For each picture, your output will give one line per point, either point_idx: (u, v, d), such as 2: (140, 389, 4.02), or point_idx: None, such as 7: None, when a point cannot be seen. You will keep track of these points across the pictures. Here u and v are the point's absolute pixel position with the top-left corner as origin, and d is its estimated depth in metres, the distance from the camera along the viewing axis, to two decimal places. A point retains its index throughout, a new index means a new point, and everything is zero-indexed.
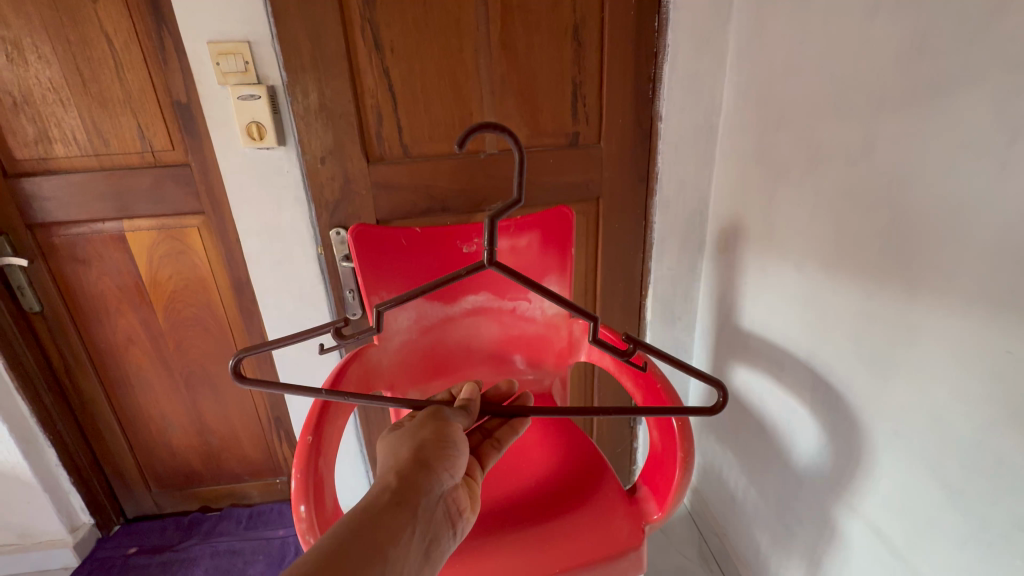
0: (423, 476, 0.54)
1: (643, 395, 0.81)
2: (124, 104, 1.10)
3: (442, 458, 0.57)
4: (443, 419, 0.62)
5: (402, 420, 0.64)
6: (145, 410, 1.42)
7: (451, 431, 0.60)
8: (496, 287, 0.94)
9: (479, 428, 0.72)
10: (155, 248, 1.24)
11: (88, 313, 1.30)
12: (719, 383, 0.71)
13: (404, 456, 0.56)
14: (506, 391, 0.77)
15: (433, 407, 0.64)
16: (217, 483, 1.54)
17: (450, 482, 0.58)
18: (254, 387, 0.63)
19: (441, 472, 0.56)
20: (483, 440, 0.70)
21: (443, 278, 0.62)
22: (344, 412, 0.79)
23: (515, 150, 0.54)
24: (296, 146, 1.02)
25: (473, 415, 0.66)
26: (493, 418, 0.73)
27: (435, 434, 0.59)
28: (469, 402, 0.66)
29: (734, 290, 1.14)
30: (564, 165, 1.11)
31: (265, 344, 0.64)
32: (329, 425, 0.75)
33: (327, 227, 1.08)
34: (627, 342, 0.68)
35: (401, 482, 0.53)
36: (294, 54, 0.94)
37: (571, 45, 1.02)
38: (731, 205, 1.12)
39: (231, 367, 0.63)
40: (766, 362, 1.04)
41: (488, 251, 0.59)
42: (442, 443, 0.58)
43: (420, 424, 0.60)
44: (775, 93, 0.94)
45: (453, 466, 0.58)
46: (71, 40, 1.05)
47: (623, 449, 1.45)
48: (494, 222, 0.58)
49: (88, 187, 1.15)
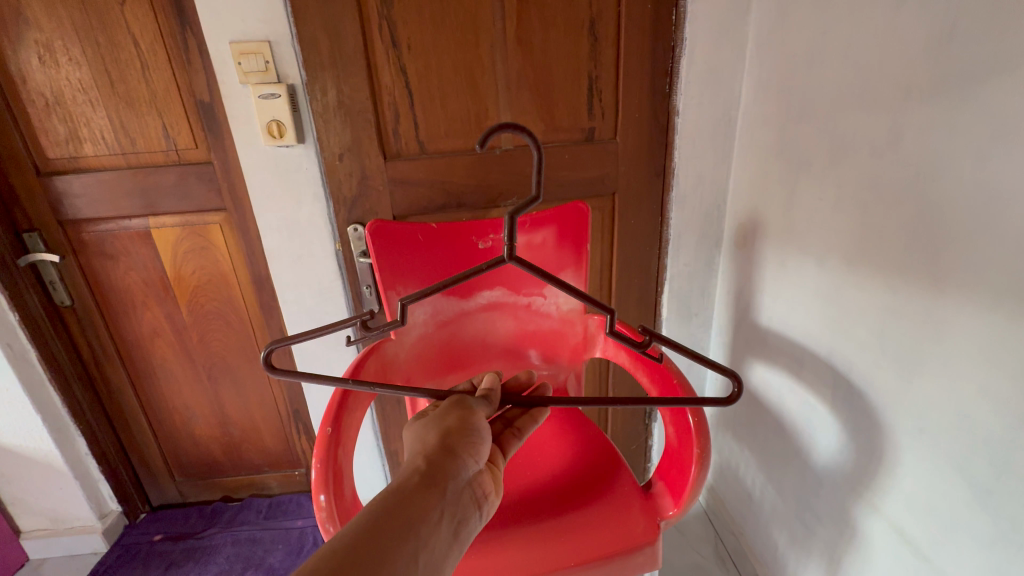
0: (451, 461, 0.55)
1: (660, 390, 0.81)
2: (150, 103, 1.13)
3: (467, 444, 0.58)
4: (468, 407, 0.63)
5: (427, 409, 0.65)
6: (170, 401, 1.46)
7: (475, 419, 0.61)
8: (513, 282, 0.94)
9: (499, 416, 0.73)
10: (180, 244, 1.27)
11: (115, 307, 1.34)
12: (736, 374, 0.70)
13: (432, 441, 0.57)
14: (525, 381, 0.75)
15: (456, 396, 0.65)
16: (239, 473, 1.58)
17: (475, 467, 0.58)
18: (285, 378, 0.64)
19: (467, 458, 0.57)
20: (506, 429, 0.70)
21: (464, 274, 0.62)
22: (362, 404, 0.79)
23: (534, 148, 0.54)
24: (315, 143, 1.03)
25: (494, 405, 0.66)
26: (513, 407, 0.74)
27: (460, 421, 0.60)
28: (490, 392, 0.67)
29: (753, 286, 1.12)
30: (580, 160, 1.11)
31: (294, 337, 0.65)
32: (348, 417, 0.76)
33: (345, 223, 1.10)
34: (642, 334, 0.67)
35: (429, 465, 0.54)
36: (313, 52, 0.96)
37: (587, 39, 1.02)
38: (749, 200, 1.11)
39: (263, 358, 0.64)
40: (785, 359, 1.02)
41: (508, 246, 0.59)
42: (467, 430, 0.59)
43: (445, 412, 0.61)
44: (797, 84, 0.92)
45: (478, 453, 0.59)
46: (100, 42, 1.08)
47: (638, 446, 1.45)
48: (514, 218, 0.58)
49: (116, 184, 1.19)
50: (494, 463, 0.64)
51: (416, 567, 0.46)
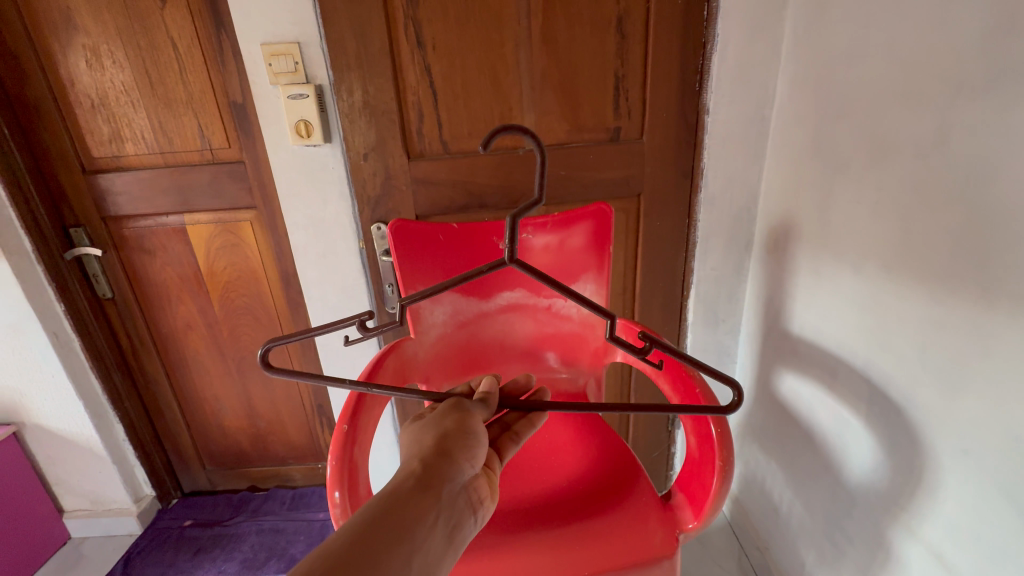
0: (447, 465, 0.56)
1: (680, 399, 0.79)
2: (187, 104, 1.18)
3: (464, 447, 0.59)
4: (465, 410, 0.63)
5: (424, 411, 0.65)
6: (201, 391, 1.52)
7: (472, 423, 0.61)
8: (532, 284, 0.93)
9: (496, 421, 0.72)
10: (212, 241, 1.32)
11: (153, 299, 1.40)
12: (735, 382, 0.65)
13: (429, 443, 0.57)
14: (523, 385, 0.72)
15: (454, 399, 0.66)
16: (264, 463, 1.63)
17: (470, 471, 0.59)
18: (281, 377, 0.65)
19: (463, 461, 0.58)
20: (502, 433, 0.70)
21: (464, 276, 0.60)
22: (379, 403, 0.80)
23: (536, 150, 0.53)
24: (341, 142, 1.04)
25: (491, 408, 0.66)
26: (511, 411, 0.72)
27: (457, 424, 0.61)
28: (488, 395, 0.67)
29: (784, 291, 1.08)
30: (604, 160, 1.09)
31: (292, 335, 0.66)
32: (365, 414, 0.77)
33: (368, 222, 1.11)
34: (642, 340, 0.64)
35: (425, 467, 0.54)
36: (340, 53, 0.97)
37: (614, 37, 1.00)
38: (782, 202, 1.06)
39: (260, 357, 0.65)
40: (817, 370, 0.97)
41: (510, 248, 0.58)
42: (464, 433, 0.60)
43: (443, 415, 0.62)
44: (835, 82, 0.88)
45: (474, 456, 0.59)
46: (142, 45, 1.13)
47: (659, 453, 1.42)
48: (516, 221, 0.57)
49: (155, 182, 1.24)
50: (488, 465, 0.64)
51: (411, 569, 0.46)
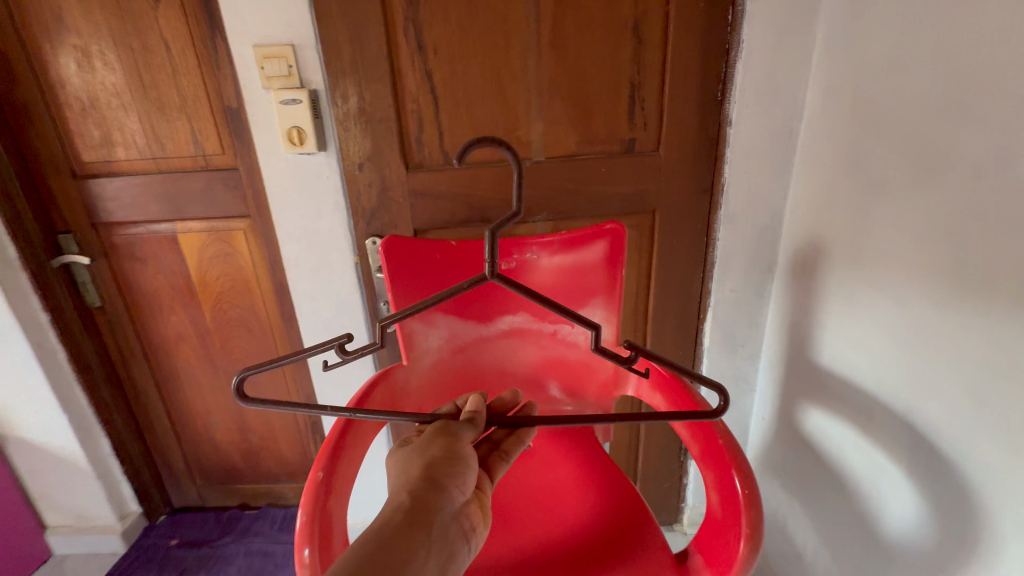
0: (436, 496, 0.53)
1: (701, 446, 0.71)
2: (180, 108, 1.12)
3: (453, 474, 0.56)
4: (453, 433, 0.60)
5: (410, 436, 0.63)
6: (192, 405, 1.46)
7: (460, 448, 0.58)
8: (536, 308, 0.86)
9: (485, 438, 0.68)
10: (204, 250, 1.26)
11: (143, 309, 1.34)
12: (720, 387, 0.61)
13: (415, 474, 0.54)
14: (511, 402, 0.68)
15: (440, 421, 0.62)
16: (256, 481, 1.56)
17: (460, 497, 0.56)
18: (259, 408, 0.58)
19: (452, 490, 0.55)
20: (491, 451, 0.67)
21: (444, 293, 0.55)
22: (360, 447, 0.75)
23: (513, 162, 0.50)
24: (336, 151, 0.98)
25: (479, 427, 0.62)
26: (500, 428, 0.69)
27: (444, 450, 0.57)
28: (475, 414, 0.63)
29: (810, 318, 0.99)
30: (616, 173, 1.01)
31: (269, 361, 0.59)
32: (344, 460, 0.72)
33: (363, 235, 1.04)
34: (628, 349, 0.57)
35: (412, 501, 0.52)
36: (335, 57, 0.91)
37: (631, 42, 0.93)
38: (810, 221, 0.98)
39: (235, 387, 0.59)
40: (849, 408, 0.89)
41: (489, 263, 0.54)
42: (453, 458, 0.57)
43: (429, 441, 0.58)
44: (874, 93, 0.80)
45: (463, 482, 0.57)
46: (134, 46, 1.08)
47: (670, 483, 1.34)
48: (495, 234, 0.53)
49: (146, 189, 1.19)
50: (478, 489, 0.60)
51: None
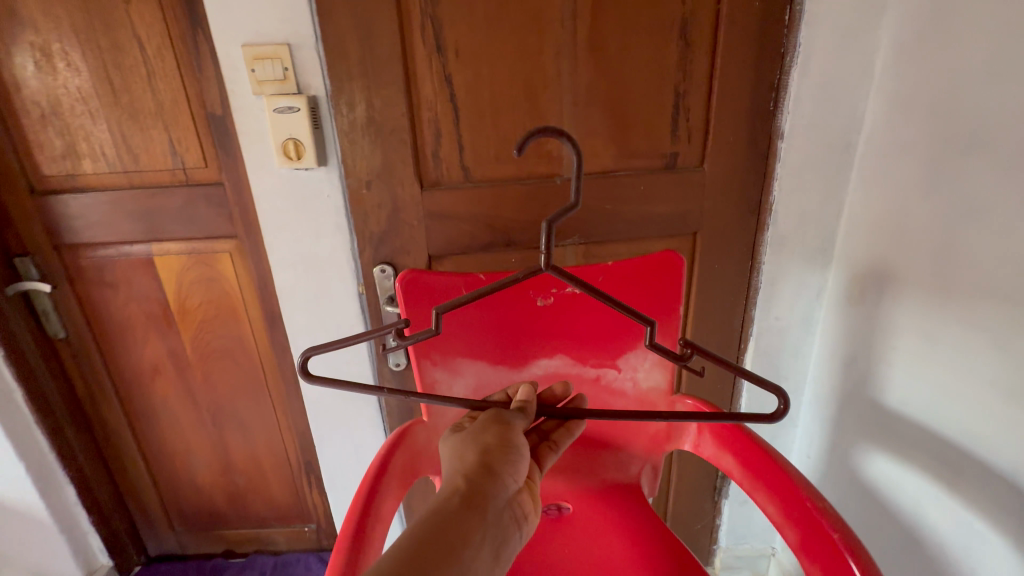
0: (490, 481, 0.53)
1: (802, 531, 0.59)
2: (156, 115, 0.99)
3: (507, 462, 0.56)
4: (506, 423, 0.60)
5: (464, 421, 0.64)
6: (170, 444, 1.31)
7: (513, 437, 0.58)
8: (577, 351, 0.75)
9: (534, 428, 0.67)
10: (185, 273, 1.12)
11: (115, 340, 1.19)
12: (778, 389, 0.61)
13: (471, 458, 0.55)
14: (561, 395, 0.68)
15: (494, 410, 0.63)
16: (243, 526, 1.41)
17: (513, 485, 0.56)
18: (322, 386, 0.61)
19: (506, 477, 0.55)
20: (540, 441, 0.65)
21: (495, 285, 0.55)
22: (381, 539, 0.64)
23: (573, 153, 0.50)
24: (339, 165, 0.86)
25: (530, 417, 0.64)
26: (548, 420, 0.68)
27: (499, 438, 0.58)
28: (527, 404, 0.64)
29: (873, 353, 0.89)
30: (657, 191, 0.90)
31: (335, 341, 0.60)
32: (365, 560, 0.60)
33: (370, 262, 0.91)
34: (684, 347, 0.60)
35: (468, 483, 0.52)
36: (340, 58, 0.78)
37: (677, 45, 0.82)
38: (873, 246, 0.88)
39: (298, 364, 0.61)
40: (930, 459, 0.79)
41: (544, 256, 0.53)
42: (506, 447, 0.57)
43: (484, 428, 0.59)
44: (964, 105, 0.70)
45: (516, 471, 0.56)
46: (102, 45, 0.94)
47: (702, 526, 1.22)
48: (551, 225, 0.52)
49: (117, 206, 1.05)
50: (528, 476, 0.59)
51: None
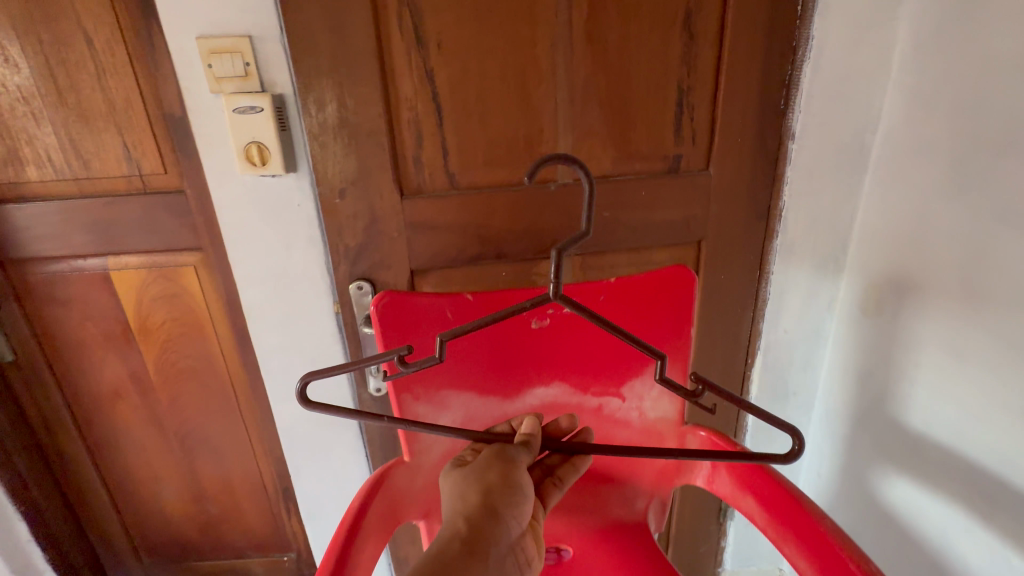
0: (493, 526, 0.50)
1: None
2: (108, 116, 0.89)
3: (511, 506, 0.52)
4: (510, 460, 0.55)
5: (466, 455, 0.59)
6: (135, 473, 1.21)
7: (517, 477, 0.53)
8: (576, 380, 0.70)
9: (537, 462, 0.62)
10: (146, 289, 1.02)
11: (71, 363, 1.09)
12: (795, 428, 0.55)
13: (472, 500, 0.51)
14: (566, 428, 0.63)
15: (498, 444, 0.58)
16: (217, 556, 1.32)
17: (516, 529, 0.52)
18: (324, 413, 0.56)
19: (509, 522, 0.51)
20: (544, 476, 0.60)
21: (502, 313, 0.51)
22: None
23: (586, 183, 0.47)
24: (309, 172, 0.77)
25: (535, 453, 0.58)
26: (553, 453, 0.63)
27: (502, 479, 0.53)
28: (531, 437, 0.58)
29: (892, 369, 0.83)
30: (660, 197, 0.83)
31: (332, 369, 0.54)
32: None
33: (346, 278, 0.82)
34: (695, 382, 0.54)
35: (469, 529, 0.48)
36: (307, 51, 0.70)
37: (681, 37, 0.75)
38: (892, 255, 0.81)
39: (298, 390, 0.56)
40: (962, 487, 0.73)
41: (555, 283, 0.50)
42: (510, 489, 0.52)
43: (487, 466, 0.54)
44: (999, 102, 0.64)
45: (520, 513, 0.52)
46: (44, 38, 0.85)
47: (707, 549, 1.14)
48: (561, 254, 0.48)
49: (67, 217, 0.95)
50: (532, 519, 0.55)
51: None
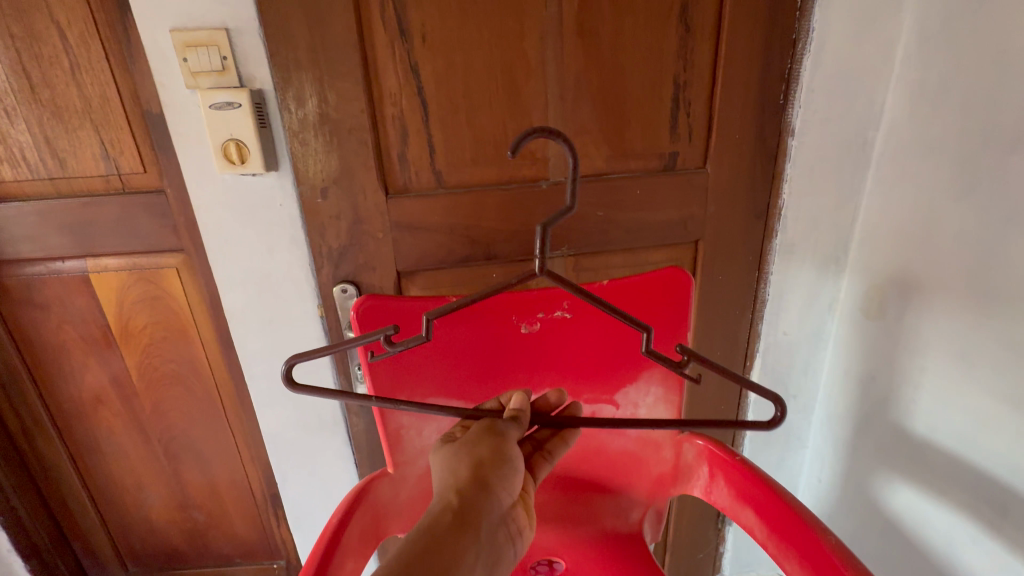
0: (482, 502, 0.46)
1: None
2: (83, 114, 0.86)
3: (501, 478, 0.48)
4: (500, 433, 0.52)
5: (455, 431, 0.55)
6: (119, 480, 1.17)
7: (508, 450, 0.50)
8: (568, 386, 0.68)
9: (526, 436, 0.58)
10: (127, 292, 0.99)
11: (50, 368, 1.06)
12: (777, 397, 0.54)
13: (462, 474, 0.48)
14: (555, 403, 0.59)
15: (486, 419, 0.54)
16: (205, 564, 1.29)
17: (507, 500, 0.49)
18: (310, 396, 0.54)
19: (500, 494, 0.48)
20: (534, 451, 0.56)
21: (484, 292, 0.50)
22: None
23: (570, 159, 0.44)
24: (291, 170, 0.74)
25: (524, 427, 0.54)
26: (543, 428, 0.59)
27: (492, 452, 0.50)
28: (521, 412, 0.54)
29: (895, 372, 0.81)
30: (655, 196, 0.80)
31: (316, 351, 0.52)
32: None
33: (330, 280, 0.80)
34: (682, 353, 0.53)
35: (459, 502, 0.45)
36: (286, 45, 0.67)
37: (676, 31, 0.72)
38: (895, 255, 0.79)
39: (285, 372, 0.53)
40: (968, 495, 0.70)
41: (539, 261, 0.47)
42: (500, 461, 0.49)
43: (477, 440, 0.51)
44: (1010, 95, 0.61)
45: (511, 485, 0.49)
46: (15, 32, 0.81)
47: (705, 555, 1.12)
48: (546, 228, 0.46)
49: (42, 218, 0.91)
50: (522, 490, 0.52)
51: None
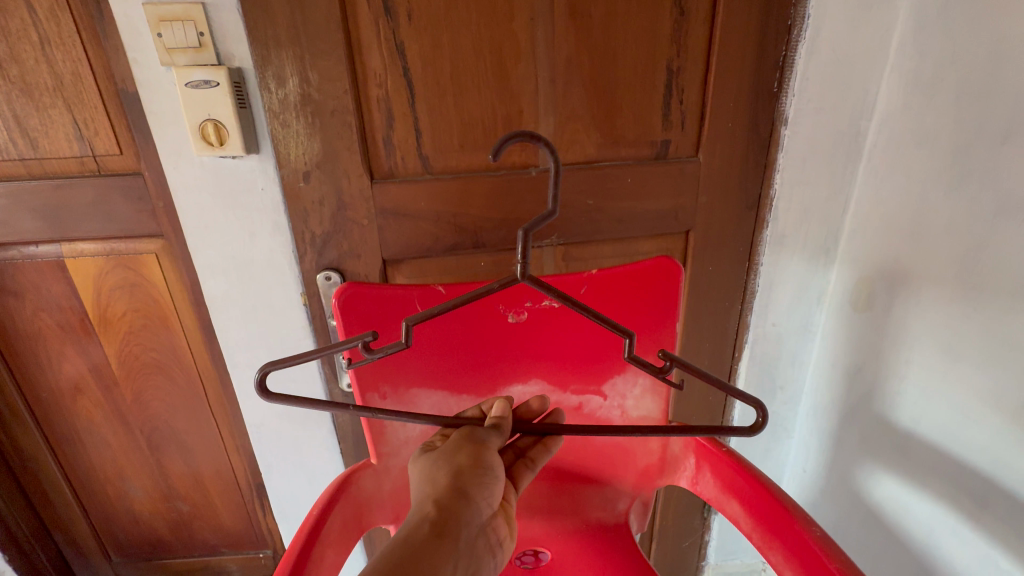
0: (461, 512, 0.46)
1: None
2: (54, 92, 0.82)
3: (480, 487, 0.48)
4: (480, 441, 0.51)
5: (435, 440, 0.54)
6: (100, 470, 1.15)
7: (489, 458, 0.50)
8: (556, 376, 0.67)
9: (508, 445, 0.58)
10: (104, 278, 0.96)
11: (25, 356, 1.03)
12: (759, 403, 0.53)
13: (441, 483, 0.47)
14: (537, 411, 0.59)
15: (466, 427, 0.53)
16: (190, 554, 1.28)
17: (486, 511, 0.49)
18: (285, 404, 0.51)
19: (479, 503, 0.48)
20: (515, 459, 0.57)
21: (470, 295, 0.46)
22: None
23: (553, 166, 0.42)
24: (272, 154, 0.72)
25: (506, 435, 0.53)
26: (525, 435, 0.59)
27: (471, 460, 0.49)
28: (503, 420, 0.54)
29: (882, 363, 0.81)
30: (646, 185, 0.79)
31: (292, 359, 0.49)
32: None
33: (313, 267, 0.78)
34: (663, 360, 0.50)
35: (437, 512, 0.45)
36: (265, 20, 0.64)
37: (671, 14, 0.70)
38: (885, 247, 0.78)
39: (257, 382, 0.50)
40: (949, 484, 0.71)
41: (523, 264, 0.46)
42: (480, 471, 0.49)
43: (456, 448, 0.50)
44: (1001, 86, 0.61)
45: (491, 494, 0.49)
46: None
47: (691, 543, 1.13)
48: (528, 232, 0.44)
49: (13, 201, 0.87)
50: (503, 500, 0.53)
51: None
